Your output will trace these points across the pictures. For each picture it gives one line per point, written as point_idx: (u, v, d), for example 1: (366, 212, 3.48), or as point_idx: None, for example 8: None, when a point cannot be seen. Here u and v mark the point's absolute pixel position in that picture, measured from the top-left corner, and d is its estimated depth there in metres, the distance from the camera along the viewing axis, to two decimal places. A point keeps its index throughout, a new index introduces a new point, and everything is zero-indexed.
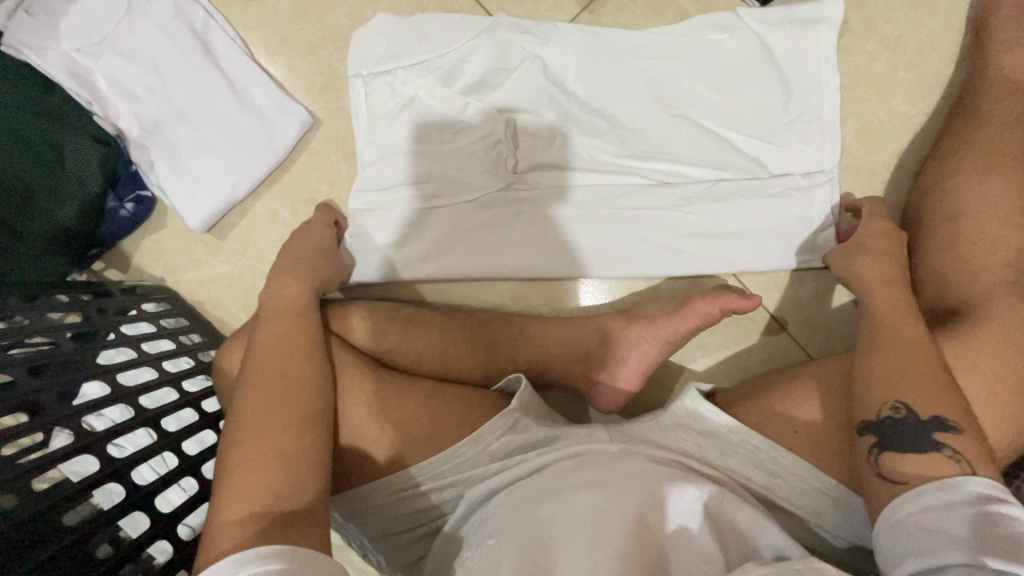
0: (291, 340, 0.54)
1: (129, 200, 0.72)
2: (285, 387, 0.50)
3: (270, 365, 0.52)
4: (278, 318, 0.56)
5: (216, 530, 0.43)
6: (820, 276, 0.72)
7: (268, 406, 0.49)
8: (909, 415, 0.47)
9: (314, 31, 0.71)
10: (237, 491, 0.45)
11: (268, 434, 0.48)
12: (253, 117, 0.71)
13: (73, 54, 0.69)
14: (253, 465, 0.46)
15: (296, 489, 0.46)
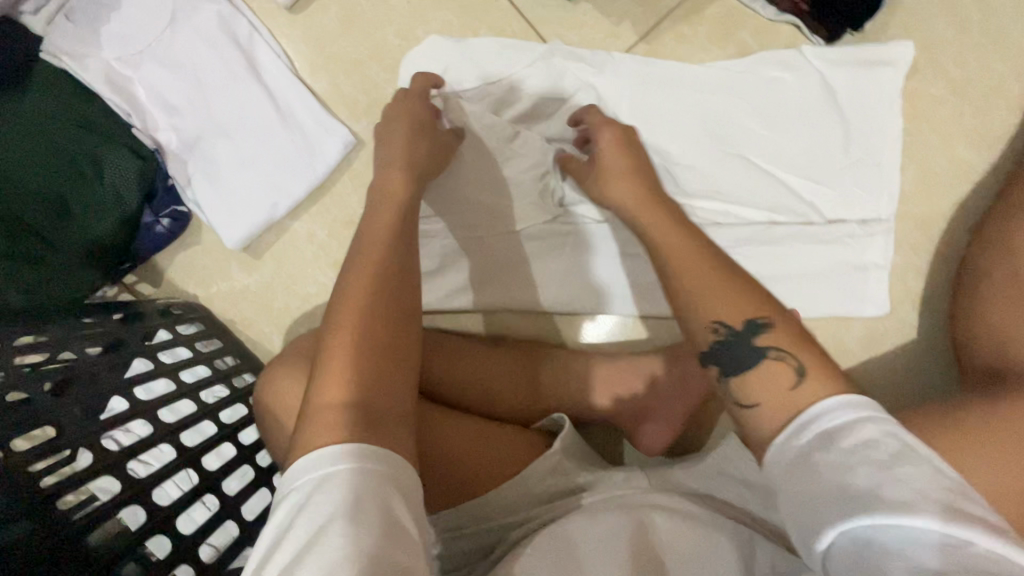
0: (391, 244, 0.51)
1: (165, 215, 0.70)
2: (386, 311, 0.46)
3: (371, 258, 0.49)
4: (377, 222, 0.52)
5: (312, 405, 0.41)
6: (869, 324, 0.70)
7: (363, 308, 0.45)
8: (731, 335, 0.43)
9: (361, 48, 0.69)
10: (328, 385, 0.41)
11: (361, 322, 0.45)
12: (295, 135, 0.69)
13: (113, 63, 0.67)
14: (345, 343, 0.43)
15: (390, 379, 0.43)
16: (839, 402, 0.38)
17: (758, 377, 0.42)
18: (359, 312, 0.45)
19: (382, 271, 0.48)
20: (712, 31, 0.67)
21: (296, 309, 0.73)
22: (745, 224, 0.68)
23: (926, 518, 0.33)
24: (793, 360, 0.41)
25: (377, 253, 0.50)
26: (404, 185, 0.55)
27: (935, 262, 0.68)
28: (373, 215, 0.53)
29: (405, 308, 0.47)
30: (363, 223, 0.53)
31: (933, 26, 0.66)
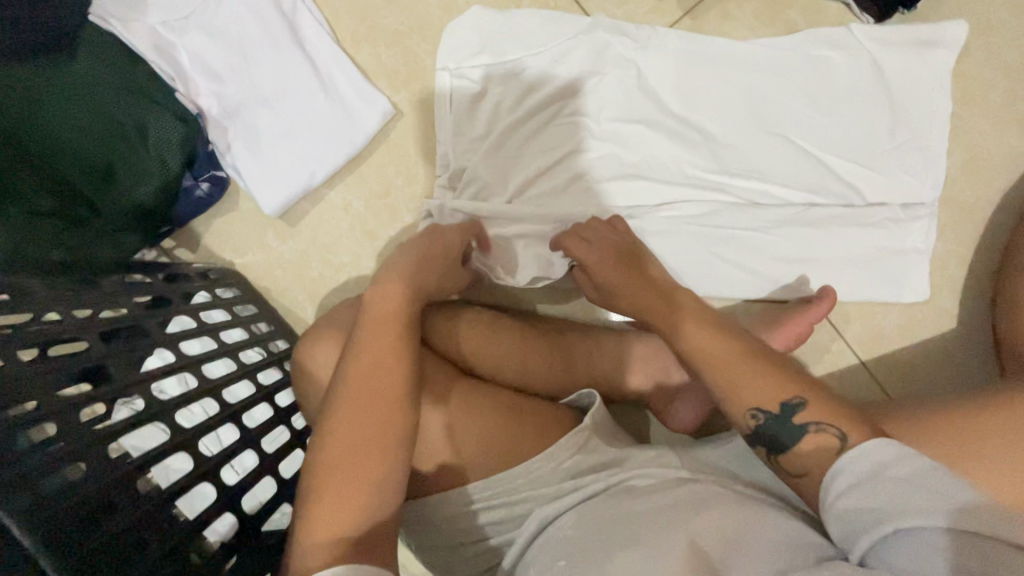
0: (391, 352, 0.51)
1: (204, 179, 0.70)
2: (375, 420, 0.47)
3: (365, 373, 0.49)
4: (375, 331, 0.52)
5: (303, 538, 0.44)
6: (904, 312, 0.69)
7: (356, 435, 0.46)
8: (768, 417, 0.46)
9: (403, 20, 0.69)
10: (318, 511, 0.44)
11: (354, 454, 0.46)
12: (334, 104, 0.69)
13: (158, 27, 0.67)
14: (339, 478, 0.45)
15: (380, 508, 0.46)
16: (878, 444, 0.41)
17: (808, 452, 0.44)
18: (351, 425, 0.47)
19: (380, 390, 0.49)
20: (759, 9, 0.66)
21: (329, 278, 0.73)
22: (786, 205, 0.67)
23: (939, 521, 0.37)
24: (835, 429, 0.43)
25: (373, 365, 0.50)
26: (413, 260, 0.59)
27: (978, 249, 0.67)
28: (371, 316, 0.53)
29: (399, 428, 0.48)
30: (372, 314, 0.53)
31: (987, 8, 0.65)
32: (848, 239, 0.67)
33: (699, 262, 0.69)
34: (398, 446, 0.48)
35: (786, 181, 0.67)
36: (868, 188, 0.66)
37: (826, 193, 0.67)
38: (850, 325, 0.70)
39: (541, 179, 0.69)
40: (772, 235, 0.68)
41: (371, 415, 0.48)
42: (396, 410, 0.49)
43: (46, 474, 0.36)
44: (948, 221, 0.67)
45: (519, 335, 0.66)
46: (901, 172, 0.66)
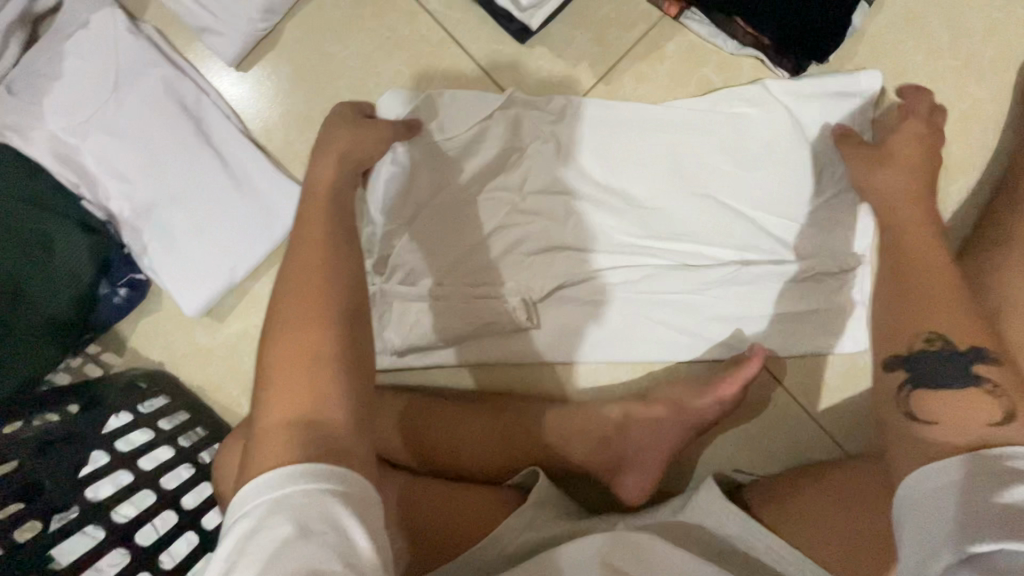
0: (319, 260, 0.49)
1: (122, 284, 0.69)
2: (315, 329, 0.44)
3: (298, 299, 0.46)
4: (308, 259, 0.49)
5: (261, 430, 0.40)
6: (846, 360, 0.68)
7: (299, 347, 0.43)
8: (944, 348, 0.48)
9: (312, 103, 0.67)
10: (278, 415, 0.41)
11: (299, 336, 0.44)
12: (248, 197, 0.67)
13: (59, 132, 0.65)
14: (288, 364, 0.43)
15: (345, 383, 0.43)
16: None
17: (947, 395, 0.46)
18: (298, 353, 0.43)
19: (318, 291, 0.46)
20: (673, 68, 0.65)
21: None
22: (718, 264, 0.65)
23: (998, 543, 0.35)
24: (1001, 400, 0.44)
25: (307, 289, 0.47)
26: (326, 201, 0.54)
27: None
28: (290, 267, 0.49)
29: (344, 311, 0.46)
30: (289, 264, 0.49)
31: (901, 52, 0.64)
32: (787, 297, 0.65)
33: (631, 324, 0.67)
34: (346, 321, 0.46)
35: (719, 241, 0.65)
36: (799, 242, 0.65)
37: (758, 250, 0.65)
38: (795, 376, 0.68)
39: (472, 256, 0.66)
40: (710, 297, 0.66)
41: (314, 304, 0.46)
42: (333, 299, 0.46)
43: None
44: (880, 266, 0.67)
45: (455, 415, 0.66)
46: (830, 224, 0.65)
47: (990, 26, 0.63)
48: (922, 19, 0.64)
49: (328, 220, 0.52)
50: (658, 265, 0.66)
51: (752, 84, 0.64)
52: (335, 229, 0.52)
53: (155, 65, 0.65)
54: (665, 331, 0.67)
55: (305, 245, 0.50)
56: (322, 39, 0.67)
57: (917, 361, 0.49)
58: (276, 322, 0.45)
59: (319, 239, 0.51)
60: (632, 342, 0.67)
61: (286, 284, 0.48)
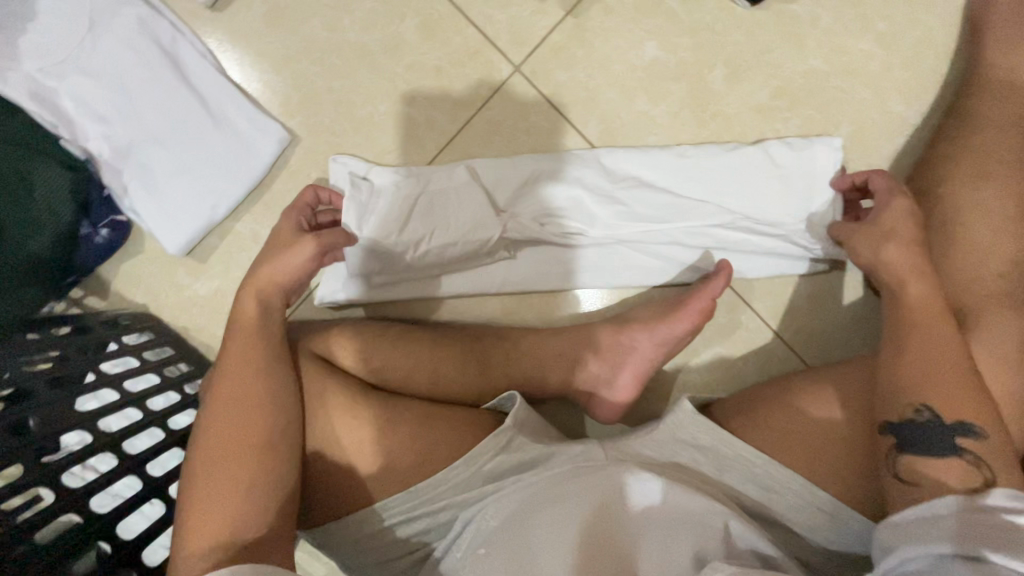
0: (250, 373, 0.52)
1: (104, 226, 0.69)
2: (244, 450, 0.49)
3: (222, 426, 0.50)
4: (234, 381, 0.52)
5: (184, 548, 0.46)
6: (812, 281, 0.70)
7: (224, 470, 0.48)
8: (932, 419, 0.49)
9: (289, 42, 0.69)
10: (196, 532, 0.46)
11: (223, 464, 0.49)
12: (226, 135, 0.68)
13: (35, 74, 0.65)
14: (211, 483, 0.48)
15: (265, 500, 0.49)
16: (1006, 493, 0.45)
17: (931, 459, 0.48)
18: (221, 475, 0.48)
19: (249, 411, 0.50)
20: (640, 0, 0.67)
21: None
22: (675, 195, 0.67)
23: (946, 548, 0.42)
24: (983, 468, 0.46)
25: (237, 406, 0.51)
26: (256, 318, 0.54)
27: None
28: (217, 393, 0.52)
29: (270, 428, 0.51)
30: (216, 391, 0.52)
31: None
32: (748, 218, 0.67)
33: (602, 249, 0.69)
34: (275, 443, 0.51)
35: (679, 169, 0.67)
36: (758, 165, 0.67)
37: (720, 172, 0.67)
38: (763, 301, 0.71)
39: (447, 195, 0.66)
40: (675, 221, 0.67)
41: (239, 428, 0.50)
42: (267, 417, 0.51)
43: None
44: None
45: (432, 344, 0.66)
46: (790, 147, 0.67)
47: None
48: None
49: (262, 317, 0.54)
50: (619, 196, 0.67)
51: (715, 15, 0.67)
52: (266, 323, 0.54)
53: (130, 6, 0.66)
54: (630, 260, 0.69)
55: (234, 366, 0.52)
56: None
57: (905, 427, 0.50)
58: (199, 457, 0.49)
59: (249, 348, 0.53)
60: (599, 273, 0.69)
61: (210, 407, 0.51)
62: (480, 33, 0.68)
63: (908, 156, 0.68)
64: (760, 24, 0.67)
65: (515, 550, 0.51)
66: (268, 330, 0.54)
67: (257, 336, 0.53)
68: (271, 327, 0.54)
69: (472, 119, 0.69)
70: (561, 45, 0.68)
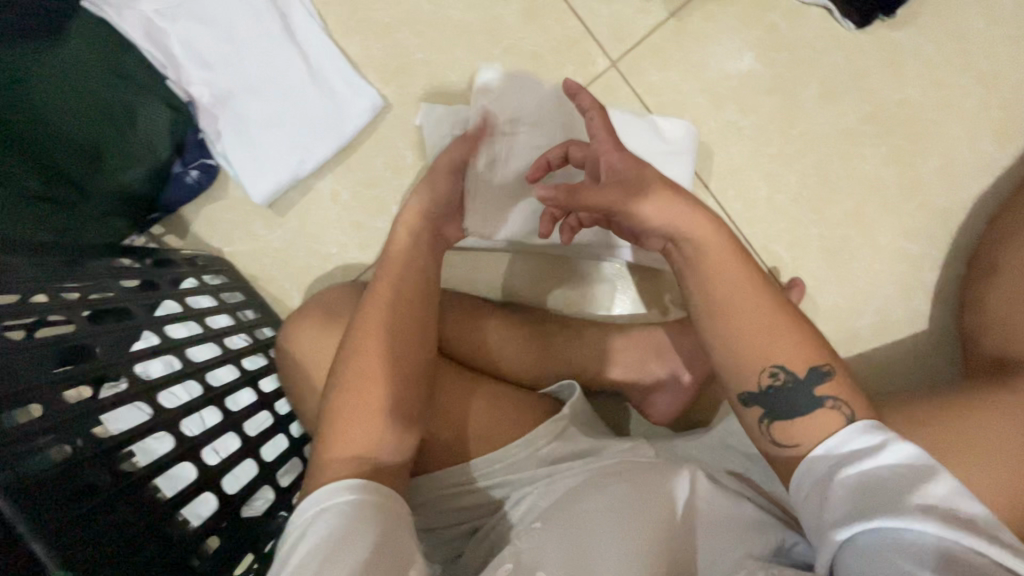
0: (398, 313, 0.53)
1: (194, 166, 0.72)
2: (385, 375, 0.49)
3: (368, 351, 0.50)
4: (381, 310, 0.52)
5: (322, 462, 0.46)
6: (880, 309, 0.70)
7: (362, 398, 0.48)
8: (789, 382, 0.42)
9: (393, 12, 0.70)
10: (335, 441, 0.46)
11: (366, 383, 0.49)
12: (323, 94, 0.70)
13: (151, 15, 0.68)
14: (356, 406, 0.48)
15: (398, 427, 0.48)
16: None
17: None
18: (363, 389, 0.48)
19: (394, 344, 0.51)
20: (742, 11, 0.68)
21: (315, 267, 0.74)
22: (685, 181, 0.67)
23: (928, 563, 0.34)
24: None
25: (382, 338, 0.51)
26: (405, 257, 0.56)
27: (952, 253, 0.69)
28: (364, 321, 0.52)
29: (407, 364, 0.51)
30: (364, 316, 0.52)
31: (964, 13, 0.66)
32: None
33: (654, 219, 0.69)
34: (409, 377, 0.51)
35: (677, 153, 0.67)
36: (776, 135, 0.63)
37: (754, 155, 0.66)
38: (826, 323, 0.70)
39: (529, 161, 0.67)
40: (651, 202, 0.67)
41: (384, 357, 0.50)
42: (408, 352, 0.52)
43: (25, 449, 0.37)
44: (926, 223, 0.69)
45: (500, 322, 0.68)
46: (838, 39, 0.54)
47: None
48: None
49: (405, 260, 0.56)
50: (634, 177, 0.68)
51: (818, 35, 0.67)
52: (409, 266, 0.56)
53: None
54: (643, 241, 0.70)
55: (382, 299, 0.53)
56: None
57: None
58: (344, 371, 0.49)
59: (397, 285, 0.54)
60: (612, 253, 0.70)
61: (357, 332, 0.52)
62: (581, 25, 0.69)
63: (991, 196, 0.67)
64: (860, 48, 0.67)
65: (573, 527, 0.49)
66: (408, 273, 0.55)
67: (399, 277, 0.54)
68: (410, 272, 0.55)
69: (562, 107, 0.70)
70: (658, 45, 0.69)
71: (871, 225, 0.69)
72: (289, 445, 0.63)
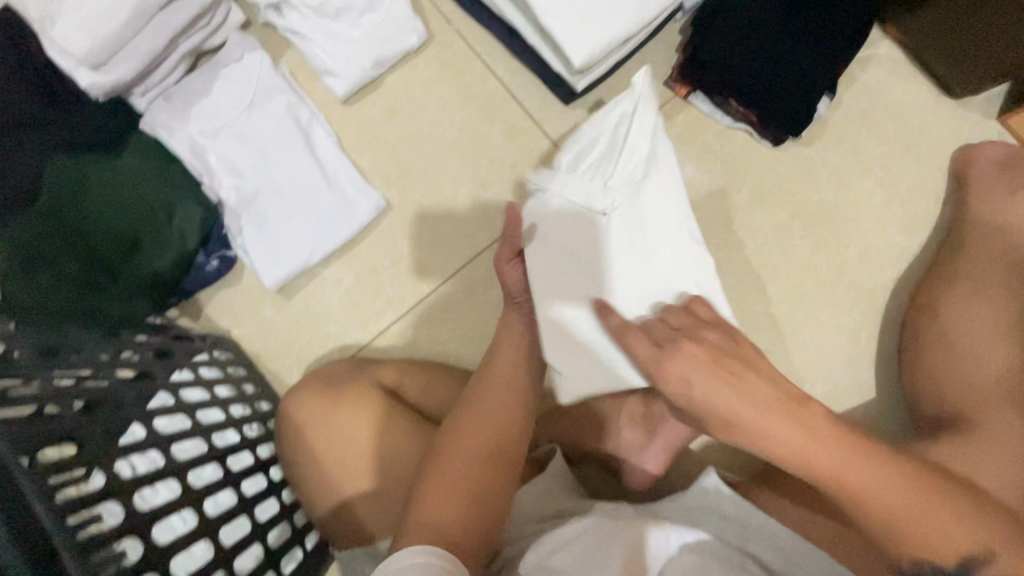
0: (503, 407, 0.64)
1: (215, 257, 0.81)
2: (479, 461, 0.59)
3: (469, 438, 0.60)
4: (491, 396, 0.64)
5: (407, 532, 0.53)
6: (830, 378, 0.77)
7: (453, 477, 0.57)
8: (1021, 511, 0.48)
9: (397, 133, 0.85)
10: (424, 510, 0.55)
11: (463, 464, 0.59)
12: (335, 198, 0.82)
13: (195, 134, 0.81)
14: (448, 485, 0.57)
15: (477, 515, 0.56)
16: None
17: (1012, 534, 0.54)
18: (457, 470, 0.58)
19: (490, 438, 0.61)
20: (682, 133, 0.84)
21: (315, 345, 0.81)
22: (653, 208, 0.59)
23: None
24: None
25: (483, 429, 0.61)
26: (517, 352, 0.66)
27: (885, 324, 0.78)
28: (471, 411, 0.63)
29: (501, 460, 0.60)
30: (474, 405, 0.63)
31: (859, 134, 0.82)
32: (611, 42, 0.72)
33: (678, 296, 0.57)
34: (494, 467, 0.60)
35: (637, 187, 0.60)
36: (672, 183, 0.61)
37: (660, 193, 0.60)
38: None
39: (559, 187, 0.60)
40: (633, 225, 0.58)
41: (481, 448, 0.60)
42: (504, 445, 0.61)
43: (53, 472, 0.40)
44: (857, 302, 0.78)
45: None
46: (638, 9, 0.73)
47: (926, 122, 0.81)
48: (874, 110, 0.82)
49: (514, 357, 0.66)
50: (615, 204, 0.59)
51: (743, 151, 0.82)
52: (515, 365, 0.65)
53: (283, 94, 0.83)
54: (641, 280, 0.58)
55: (494, 393, 0.64)
56: (413, 88, 0.86)
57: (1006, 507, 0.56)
58: (446, 453, 0.60)
59: (509, 387, 0.65)
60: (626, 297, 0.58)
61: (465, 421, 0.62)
62: (553, 143, 0.84)
63: (908, 277, 0.79)
64: (780, 160, 0.82)
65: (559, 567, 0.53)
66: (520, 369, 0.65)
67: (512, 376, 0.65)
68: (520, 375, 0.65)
69: None
70: None
71: (810, 304, 0.79)
72: (281, 509, 0.65)
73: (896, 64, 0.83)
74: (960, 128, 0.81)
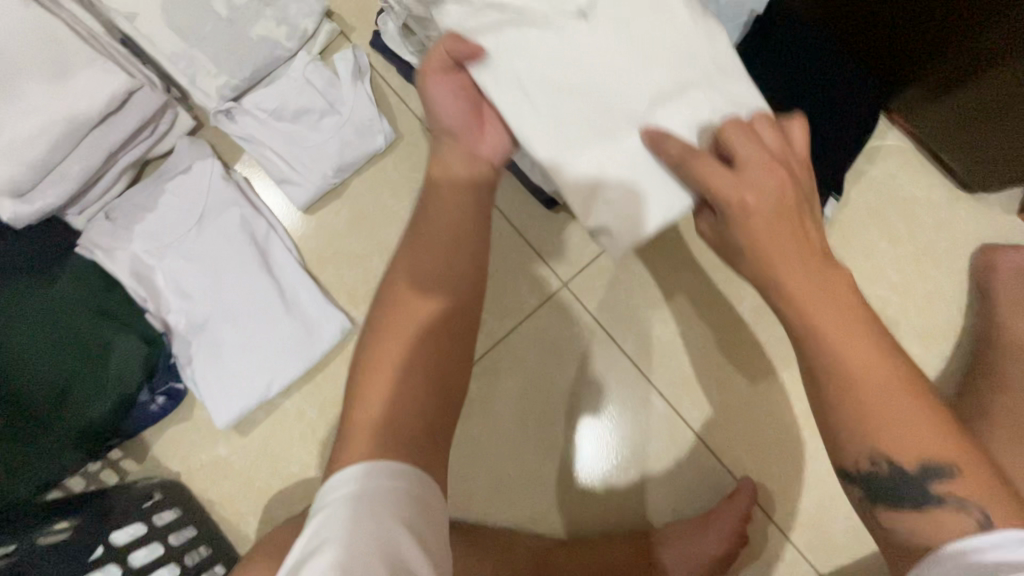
0: (462, 231, 0.50)
1: (161, 392, 0.73)
2: (420, 312, 0.47)
3: (404, 298, 0.48)
4: (428, 233, 0.50)
5: (350, 428, 0.43)
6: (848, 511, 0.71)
7: (391, 344, 0.46)
8: None
9: (364, 244, 0.78)
10: (364, 397, 0.44)
11: (399, 315, 0.47)
12: (294, 322, 0.74)
13: (140, 254, 0.73)
14: (387, 343, 0.46)
15: (432, 387, 0.46)
16: None
17: None
18: (401, 336, 0.46)
19: (434, 292, 0.48)
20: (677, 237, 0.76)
21: (275, 489, 0.73)
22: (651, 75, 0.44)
23: None
24: None
25: (422, 273, 0.48)
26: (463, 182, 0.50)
27: None
28: (398, 264, 0.50)
29: (453, 349, 0.48)
30: (400, 279, 0.48)
31: (868, 235, 0.75)
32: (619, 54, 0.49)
33: (682, 206, 0.44)
34: (444, 317, 0.48)
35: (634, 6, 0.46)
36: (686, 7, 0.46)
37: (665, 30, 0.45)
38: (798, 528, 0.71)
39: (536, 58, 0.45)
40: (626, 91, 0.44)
41: (424, 294, 0.48)
42: (453, 311, 0.49)
43: None
44: None
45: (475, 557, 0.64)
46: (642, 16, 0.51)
47: (941, 221, 0.75)
48: (884, 207, 0.76)
49: (457, 208, 0.50)
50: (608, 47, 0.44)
51: None
52: (461, 209, 0.50)
53: (236, 206, 0.75)
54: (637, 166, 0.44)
55: (443, 204, 0.50)
56: (380, 193, 0.79)
57: None
58: (377, 315, 0.47)
59: (459, 248, 0.49)
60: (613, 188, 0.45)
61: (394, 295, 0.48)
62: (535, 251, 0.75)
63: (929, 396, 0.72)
64: None
65: None
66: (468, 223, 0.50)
67: (456, 221, 0.50)
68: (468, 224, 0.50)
69: (521, 324, 0.75)
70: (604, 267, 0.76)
71: None
72: None
73: (906, 158, 0.76)
74: (978, 226, 0.74)
